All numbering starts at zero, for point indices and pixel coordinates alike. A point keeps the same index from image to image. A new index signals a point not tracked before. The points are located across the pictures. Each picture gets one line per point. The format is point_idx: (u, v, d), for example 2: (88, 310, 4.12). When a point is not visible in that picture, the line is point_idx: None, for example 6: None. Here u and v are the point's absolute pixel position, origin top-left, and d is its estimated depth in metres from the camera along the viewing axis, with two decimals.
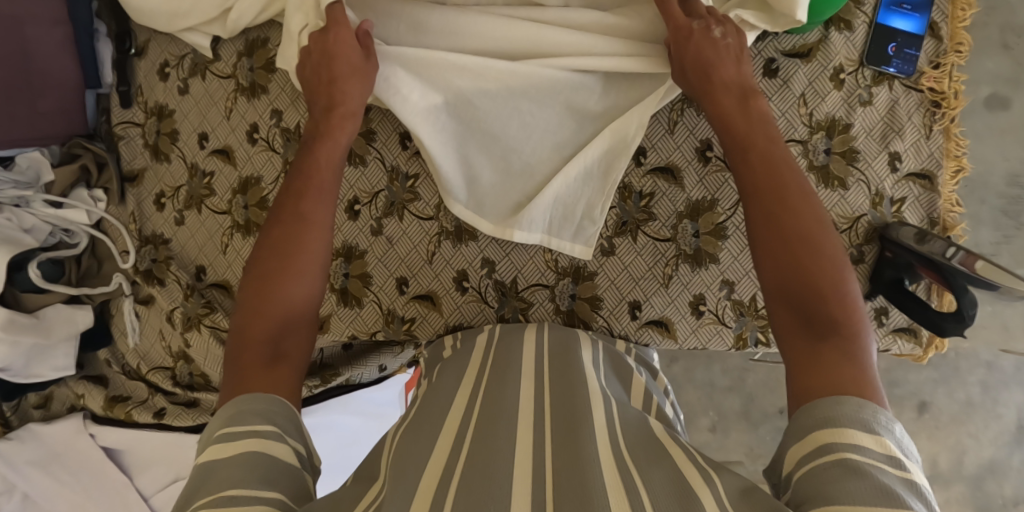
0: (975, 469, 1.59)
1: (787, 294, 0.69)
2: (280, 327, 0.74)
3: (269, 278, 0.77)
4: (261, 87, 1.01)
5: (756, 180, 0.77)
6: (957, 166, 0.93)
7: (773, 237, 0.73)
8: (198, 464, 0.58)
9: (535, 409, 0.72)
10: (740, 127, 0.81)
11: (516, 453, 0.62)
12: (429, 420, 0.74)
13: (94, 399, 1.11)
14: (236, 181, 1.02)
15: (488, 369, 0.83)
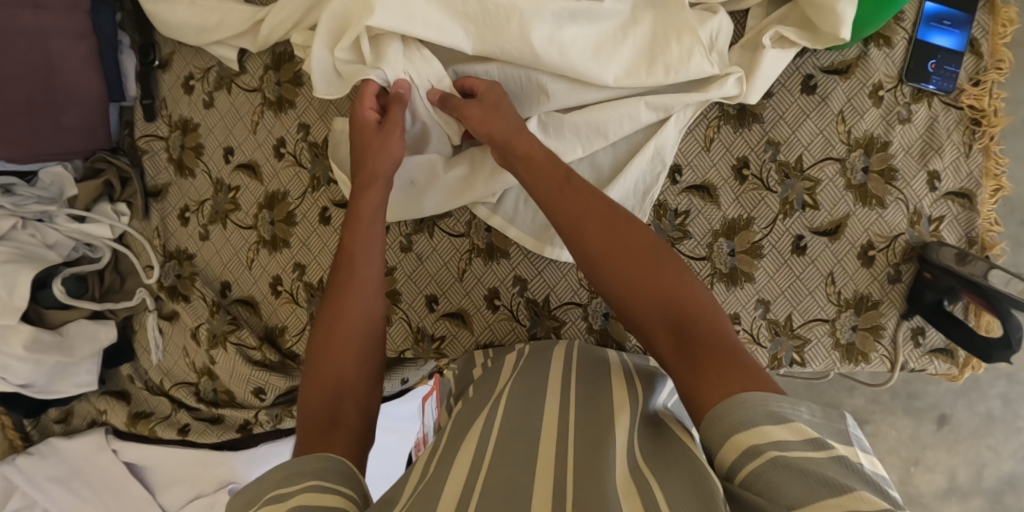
0: (993, 481, 1.60)
1: (653, 310, 0.64)
2: (332, 382, 0.70)
3: (323, 339, 0.74)
4: (289, 102, 1.00)
5: (585, 220, 0.72)
6: (995, 185, 0.92)
7: (626, 263, 0.68)
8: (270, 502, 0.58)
9: (561, 412, 0.72)
10: (549, 182, 0.76)
11: (540, 458, 0.62)
12: (458, 432, 0.73)
13: (117, 414, 1.08)
14: (262, 196, 1.02)
15: (512, 379, 0.81)
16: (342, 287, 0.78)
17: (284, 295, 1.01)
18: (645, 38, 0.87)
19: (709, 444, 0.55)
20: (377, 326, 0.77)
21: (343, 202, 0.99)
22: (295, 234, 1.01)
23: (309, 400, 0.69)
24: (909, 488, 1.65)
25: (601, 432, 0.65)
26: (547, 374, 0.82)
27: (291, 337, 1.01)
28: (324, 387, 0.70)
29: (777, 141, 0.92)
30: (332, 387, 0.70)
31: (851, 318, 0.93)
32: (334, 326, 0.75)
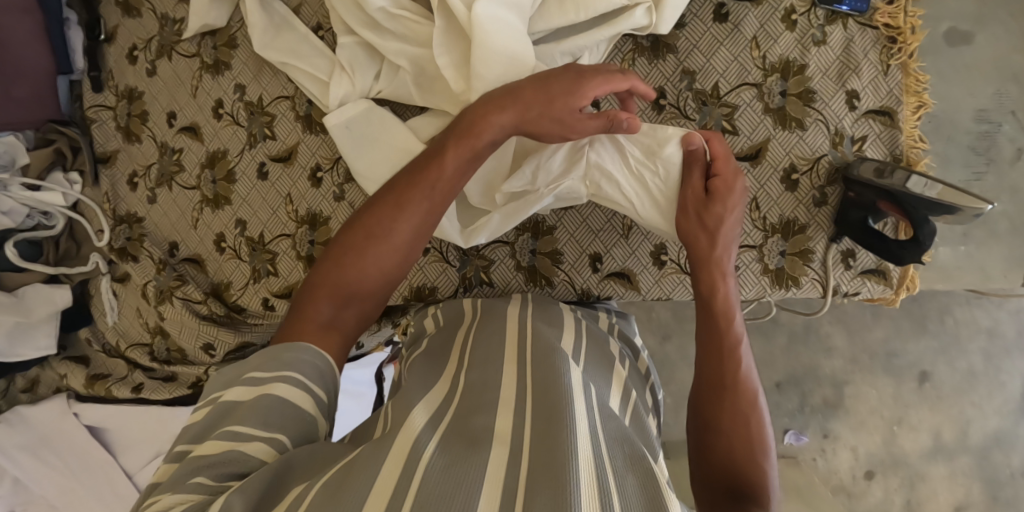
0: (980, 438, 1.57)
1: (717, 449, 0.73)
2: (338, 294, 0.74)
3: (354, 243, 0.77)
4: (225, 64, 1.04)
5: (722, 338, 0.78)
6: (917, 102, 0.91)
7: (720, 395, 0.76)
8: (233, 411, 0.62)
9: (515, 384, 0.71)
10: (712, 280, 0.80)
11: (490, 438, 0.62)
12: (418, 384, 0.74)
13: (76, 377, 1.12)
14: (204, 156, 1.05)
15: (471, 346, 0.82)
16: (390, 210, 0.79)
17: (228, 251, 1.05)
18: None
19: None
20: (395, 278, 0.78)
21: (278, 156, 1.02)
22: (235, 191, 1.04)
23: (314, 285, 0.75)
24: (894, 449, 1.60)
25: (556, 406, 0.64)
26: (500, 336, 0.83)
27: (235, 291, 1.05)
28: (330, 294, 0.74)
29: (692, 70, 0.93)
30: (337, 295, 0.74)
31: (779, 244, 0.93)
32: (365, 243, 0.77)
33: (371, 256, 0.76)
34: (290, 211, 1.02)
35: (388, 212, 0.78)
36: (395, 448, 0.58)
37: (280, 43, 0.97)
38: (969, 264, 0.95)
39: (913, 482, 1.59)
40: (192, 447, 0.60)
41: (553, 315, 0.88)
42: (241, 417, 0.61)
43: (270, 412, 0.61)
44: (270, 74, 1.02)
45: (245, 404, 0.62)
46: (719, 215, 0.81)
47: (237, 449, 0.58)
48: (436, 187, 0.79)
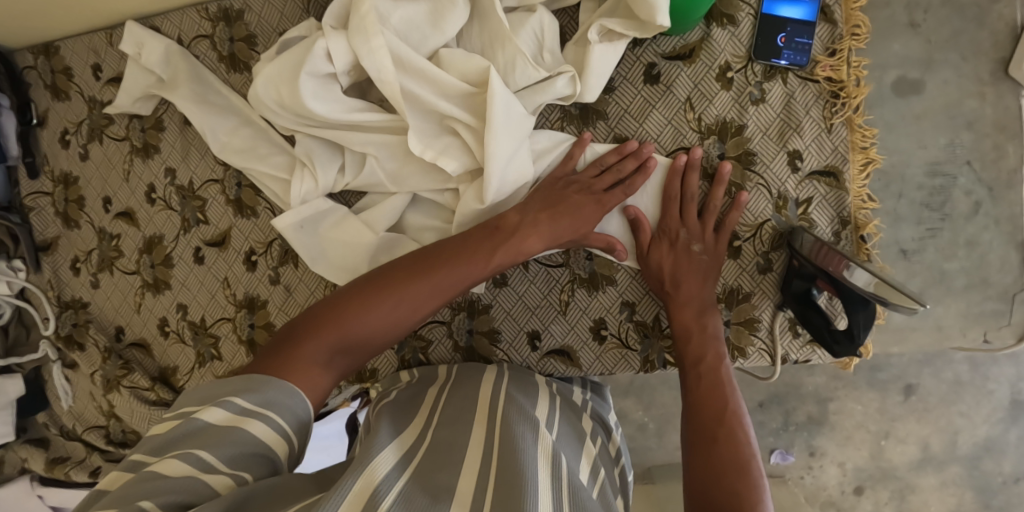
0: (969, 448, 1.51)
1: (698, 484, 0.70)
2: (340, 342, 0.71)
3: (370, 290, 0.75)
4: (153, 147, 1.02)
5: (699, 373, 0.81)
6: (865, 159, 0.87)
7: (702, 431, 0.76)
8: (196, 430, 0.59)
9: (480, 452, 0.68)
10: (688, 316, 0.84)
11: (450, 497, 0.59)
12: (387, 426, 0.72)
13: (36, 460, 1.12)
14: (141, 241, 1.04)
15: (441, 408, 0.79)
16: (417, 272, 0.77)
17: (171, 335, 1.04)
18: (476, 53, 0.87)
19: None
20: (391, 334, 0.75)
21: (212, 240, 1.00)
22: (174, 275, 1.03)
23: (319, 321, 0.72)
24: (882, 463, 1.55)
25: (518, 467, 0.63)
26: (478, 390, 0.83)
27: (182, 376, 1.04)
28: (333, 340, 0.71)
29: (625, 136, 0.89)
30: (341, 342, 0.71)
31: (723, 313, 0.90)
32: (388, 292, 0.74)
33: (381, 306, 0.74)
34: (228, 295, 1.01)
35: (407, 274, 0.77)
36: (353, 491, 0.56)
37: (236, 139, 0.95)
38: (925, 322, 0.91)
39: (902, 495, 1.55)
40: (151, 458, 0.58)
41: (527, 384, 0.86)
42: (207, 441, 0.58)
43: (239, 444, 0.59)
44: (198, 155, 0.99)
45: (216, 429, 0.60)
46: (676, 237, 0.86)
47: (196, 477, 0.55)
48: (477, 271, 0.80)
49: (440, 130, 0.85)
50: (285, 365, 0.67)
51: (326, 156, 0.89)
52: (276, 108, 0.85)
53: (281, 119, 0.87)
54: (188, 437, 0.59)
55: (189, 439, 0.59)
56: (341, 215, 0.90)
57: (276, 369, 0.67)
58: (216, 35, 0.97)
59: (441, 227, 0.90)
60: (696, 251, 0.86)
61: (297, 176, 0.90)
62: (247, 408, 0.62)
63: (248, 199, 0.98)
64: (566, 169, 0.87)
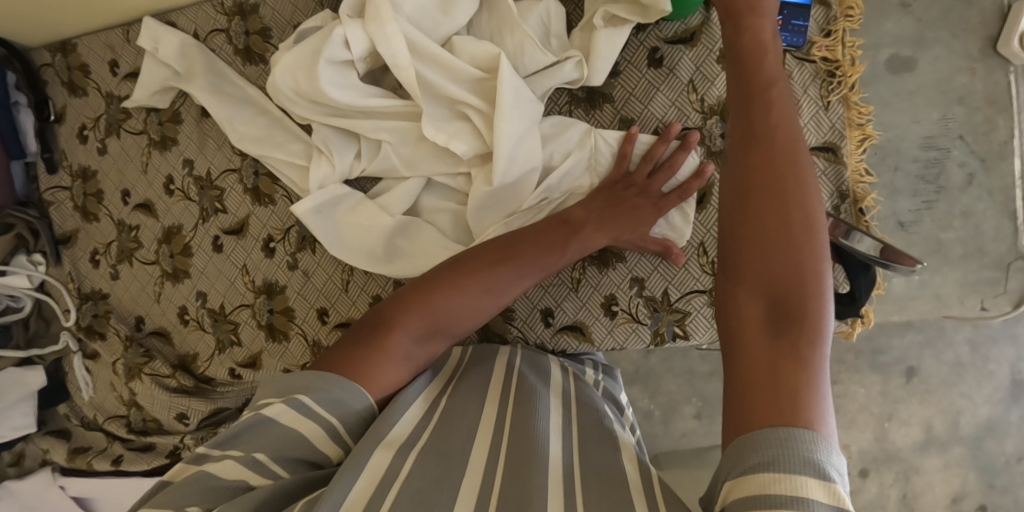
0: (971, 428, 1.55)
1: (762, 278, 0.58)
2: (427, 327, 0.72)
3: (455, 275, 0.76)
4: (171, 140, 1.04)
5: (770, 143, 0.64)
6: (861, 134, 0.90)
7: (766, 192, 0.61)
8: (251, 426, 0.62)
9: (494, 424, 0.71)
10: (771, 91, 0.68)
11: (461, 472, 0.62)
12: (409, 386, 0.74)
13: (58, 452, 1.15)
14: (160, 232, 1.07)
15: (458, 373, 0.82)
16: (489, 259, 0.78)
17: (191, 323, 1.06)
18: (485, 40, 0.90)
19: (737, 449, 0.50)
20: (469, 320, 0.75)
21: (231, 229, 1.03)
22: (193, 264, 1.05)
23: (408, 305, 0.73)
24: (886, 444, 1.59)
25: (529, 449, 0.65)
26: (492, 366, 0.84)
27: (203, 362, 1.07)
28: (423, 322, 0.72)
29: (631, 118, 0.92)
30: (428, 328, 0.72)
31: None
32: (464, 274, 0.75)
33: (462, 294, 0.74)
34: (247, 282, 1.03)
35: (486, 261, 0.77)
36: (365, 475, 0.58)
37: (253, 129, 0.97)
38: (925, 292, 0.94)
39: (907, 477, 1.58)
40: (217, 451, 0.61)
41: (540, 364, 0.87)
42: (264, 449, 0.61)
43: (290, 450, 0.62)
44: (214, 146, 1.02)
45: (277, 430, 0.62)
46: (747, 28, 0.72)
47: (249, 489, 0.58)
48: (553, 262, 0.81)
49: (452, 115, 0.88)
50: (371, 354, 0.69)
51: (341, 142, 0.92)
52: (293, 97, 0.89)
53: (299, 109, 0.91)
54: (245, 430, 0.62)
55: (244, 435, 0.61)
56: (358, 199, 0.93)
57: (363, 361, 0.68)
58: (232, 29, 1.00)
59: (456, 208, 0.93)
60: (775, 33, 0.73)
61: (314, 162, 0.92)
62: (312, 409, 0.63)
63: (266, 187, 1.01)
64: (621, 169, 0.88)
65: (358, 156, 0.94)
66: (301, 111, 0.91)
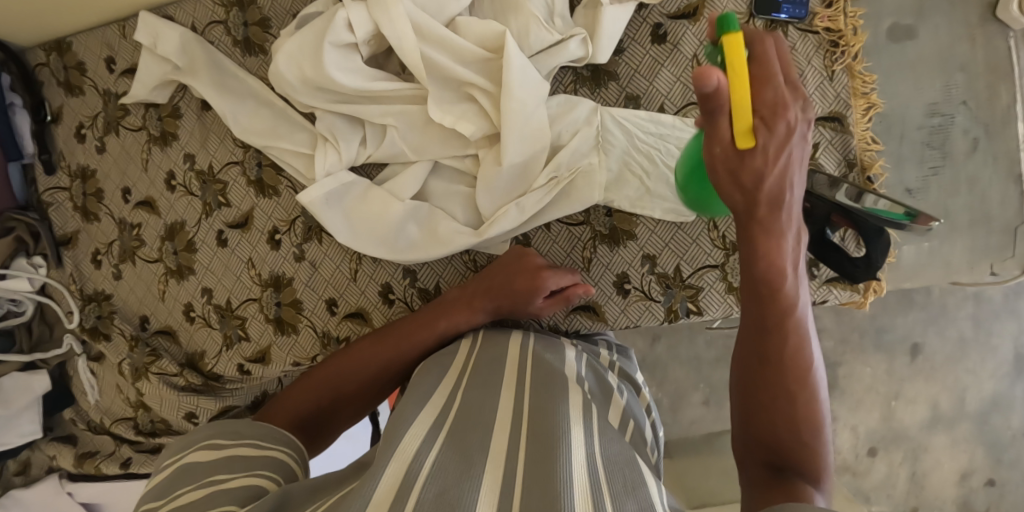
0: (977, 403, 1.67)
1: (758, 397, 0.67)
2: (314, 400, 0.86)
3: (364, 349, 0.89)
4: (171, 135, 1.03)
5: (763, 271, 0.66)
6: (866, 104, 0.90)
7: (771, 369, 0.67)
8: (187, 463, 0.68)
9: (511, 414, 0.67)
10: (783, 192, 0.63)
11: (486, 457, 0.57)
12: (415, 396, 0.71)
13: (65, 457, 1.12)
14: (163, 229, 1.05)
15: (468, 372, 0.78)
16: (409, 328, 0.90)
17: (198, 320, 1.05)
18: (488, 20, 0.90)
19: None
20: (381, 380, 0.88)
21: (235, 222, 1.02)
22: (197, 260, 1.04)
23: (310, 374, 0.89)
24: (893, 423, 1.70)
25: (555, 430, 0.61)
26: (505, 360, 0.81)
27: (210, 360, 1.05)
28: (328, 386, 0.87)
29: (636, 95, 0.92)
30: (313, 404, 0.86)
31: None
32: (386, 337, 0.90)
33: (376, 356, 0.89)
34: (253, 276, 1.02)
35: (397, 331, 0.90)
36: (391, 469, 0.54)
37: (256, 121, 0.96)
38: (935, 260, 0.94)
39: (915, 455, 1.69)
40: (159, 501, 0.64)
41: (553, 346, 0.87)
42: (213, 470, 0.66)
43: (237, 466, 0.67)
44: (216, 139, 1.01)
45: (218, 464, 0.68)
46: (777, 117, 0.59)
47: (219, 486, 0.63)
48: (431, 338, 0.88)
49: (459, 97, 0.87)
50: (304, 389, 0.87)
51: (347, 129, 0.91)
52: (299, 85, 0.87)
53: (304, 97, 0.89)
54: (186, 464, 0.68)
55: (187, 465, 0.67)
56: (367, 186, 0.92)
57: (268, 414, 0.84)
58: (230, 21, 0.99)
59: (465, 190, 0.92)
60: (805, 136, 0.62)
61: (320, 151, 0.92)
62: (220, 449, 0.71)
63: (270, 179, 1.00)
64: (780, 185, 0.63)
65: (363, 143, 0.93)
66: (306, 99, 0.89)
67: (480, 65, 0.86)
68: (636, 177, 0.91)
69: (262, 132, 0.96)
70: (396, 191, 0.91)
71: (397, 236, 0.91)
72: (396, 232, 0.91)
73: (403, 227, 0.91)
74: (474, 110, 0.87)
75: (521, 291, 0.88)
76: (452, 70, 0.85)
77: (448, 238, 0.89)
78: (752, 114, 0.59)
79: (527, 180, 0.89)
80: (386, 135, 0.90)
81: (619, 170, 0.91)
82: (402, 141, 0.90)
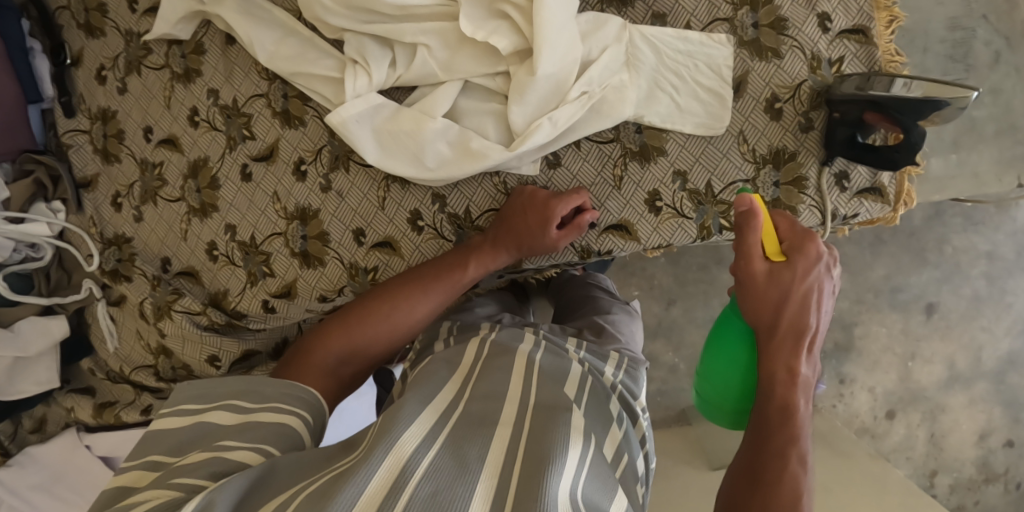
0: (993, 362, 1.70)
1: (757, 447, 0.74)
2: (342, 355, 0.88)
3: (383, 302, 0.91)
4: (195, 71, 1.03)
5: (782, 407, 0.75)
6: (889, 16, 0.92)
7: (770, 431, 0.74)
8: (207, 424, 0.72)
9: (512, 425, 0.67)
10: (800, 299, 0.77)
11: (481, 468, 0.59)
12: (416, 396, 0.71)
13: (84, 409, 1.09)
14: (186, 167, 1.04)
15: (472, 380, 0.79)
16: (435, 275, 0.93)
17: (221, 258, 1.04)
18: None
19: None
20: (402, 336, 0.92)
21: (259, 155, 1.02)
22: (221, 196, 1.03)
23: (333, 330, 0.90)
24: (911, 384, 1.72)
25: (549, 436, 0.63)
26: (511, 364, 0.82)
27: (234, 298, 1.04)
28: (350, 338, 0.89)
29: (663, 13, 0.93)
30: (348, 352, 0.88)
31: (772, 174, 0.93)
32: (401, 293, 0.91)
33: (399, 313, 0.91)
34: (279, 209, 1.01)
35: (416, 283, 0.92)
36: (383, 469, 0.57)
37: (285, 50, 0.97)
38: (963, 170, 0.96)
39: (933, 415, 1.72)
40: (172, 457, 0.68)
41: (559, 365, 0.85)
42: (218, 436, 0.69)
43: (263, 429, 0.70)
44: (241, 72, 1.01)
45: (224, 428, 0.71)
46: (805, 269, 0.78)
47: (221, 454, 0.66)
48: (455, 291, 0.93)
49: (490, 14, 0.87)
50: (323, 350, 0.87)
51: (377, 51, 0.91)
52: (331, 6, 0.88)
53: (335, 19, 0.89)
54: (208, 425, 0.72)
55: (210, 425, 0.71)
56: (397, 107, 0.92)
57: (296, 366, 0.85)
58: None
59: (495, 108, 0.92)
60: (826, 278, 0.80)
61: (349, 73, 0.91)
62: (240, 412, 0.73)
63: (296, 109, 0.99)
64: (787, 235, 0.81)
65: (393, 66, 0.93)
66: (338, 22, 0.89)
67: None
68: (665, 92, 0.91)
69: (291, 61, 0.96)
70: (427, 109, 0.91)
71: (429, 156, 0.91)
72: (427, 152, 0.91)
73: (434, 146, 0.91)
74: (506, 27, 0.87)
75: (532, 227, 0.89)
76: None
77: (481, 153, 0.89)
78: (778, 244, 0.81)
79: (559, 95, 0.89)
80: (416, 55, 0.90)
81: (647, 84, 0.91)
82: (432, 60, 0.89)
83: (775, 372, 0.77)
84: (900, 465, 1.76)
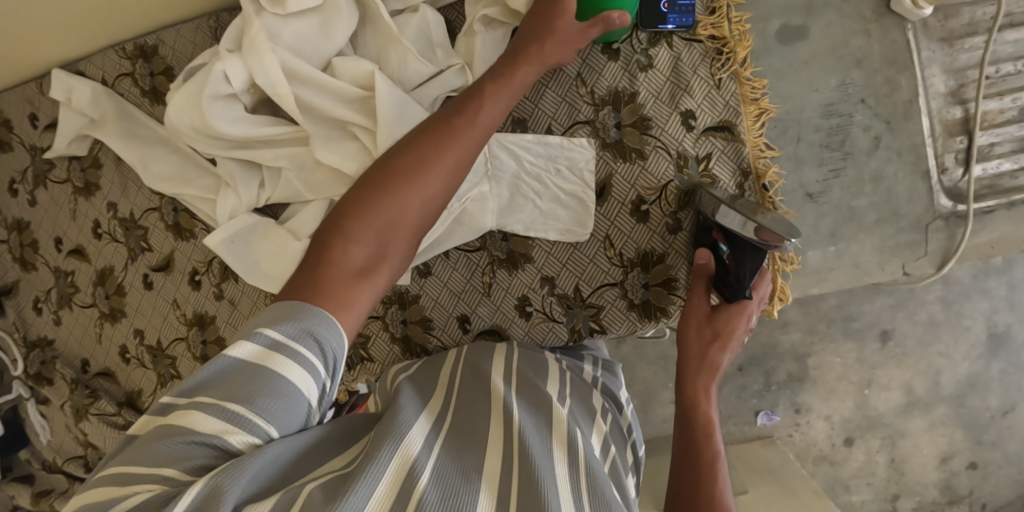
0: (954, 387, 1.36)
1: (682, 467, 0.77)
2: (378, 230, 0.71)
3: (394, 168, 0.74)
4: (94, 185, 1.07)
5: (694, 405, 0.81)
6: (758, 109, 0.90)
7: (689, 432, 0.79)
8: (229, 356, 0.56)
9: (501, 427, 0.63)
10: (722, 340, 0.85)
11: (481, 477, 0.55)
12: (408, 396, 0.68)
13: (24, 496, 1.17)
14: (94, 275, 1.09)
15: (457, 393, 0.73)
16: (435, 130, 0.77)
17: (132, 361, 1.09)
18: (371, 56, 0.90)
19: None
20: (429, 220, 0.75)
21: (158, 265, 1.06)
22: (128, 303, 1.08)
23: (347, 221, 0.70)
24: (868, 411, 1.38)
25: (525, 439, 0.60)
26: (496, 361, 0.80)
27: (147, 398, 1.09)
28: (369, 232, 0.70)
29: (523, 118, 0.92)
30: (383, 224, 0.71)
31: (641, 277, 0.92)
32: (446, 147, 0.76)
33: (421, 184, 0.74)
34: (179, 315, 1.06)
35: (439, 130, 0.77)
36: (391, 465, 0.53)
37: (165, 167, 0.99)
38: (842, 261, 0.93)
39: (893, 441, 1.38)
40: (178, 403, 0.55)
41: (539, 366, 0.80)
42: (240, 390, 0.54)
43: (286, 392, 0.55)
44: (135, 186, 1.05)
45: (249, 369, 0.56)
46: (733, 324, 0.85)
47: (223, 435, 0.52)
48: (483, 133, 0.78)
49: (343, 138, 0.88)
50: (328, 255, 0.67)
51: (243, 171, 0.93)
52: (192, 134, 0.91)
53: (201, 146, 0.92)
54: (238, 365, 0.56)
55: (229, 370, 0.56)
56: (270, 225, 0.94)
57: (321, 274, 0.66)
58: (137, 72, 1.02)
59: None
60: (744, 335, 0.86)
61: (220, 196, 0.94)
62: (280, 342, 0.57)
63: (187, 221, 1.03)
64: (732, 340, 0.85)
65: (263, 185, 0.95)
66: (204, 148, 0.92)
67: (360, 105, 0.87)
68: (528, 197, 0.91)
69: (173, 180, 0.99)
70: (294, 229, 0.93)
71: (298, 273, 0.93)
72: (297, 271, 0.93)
73: None
74: (357, 150, 0.88)
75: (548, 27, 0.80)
76: (334, 113, 0.86)
77: None
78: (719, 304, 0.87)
79: None
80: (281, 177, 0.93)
81: (510, 192, 0.91)
82: (294, 182, 0.91)
83: (692, 373, 0.83)
84: (861, 490, 1.41)
